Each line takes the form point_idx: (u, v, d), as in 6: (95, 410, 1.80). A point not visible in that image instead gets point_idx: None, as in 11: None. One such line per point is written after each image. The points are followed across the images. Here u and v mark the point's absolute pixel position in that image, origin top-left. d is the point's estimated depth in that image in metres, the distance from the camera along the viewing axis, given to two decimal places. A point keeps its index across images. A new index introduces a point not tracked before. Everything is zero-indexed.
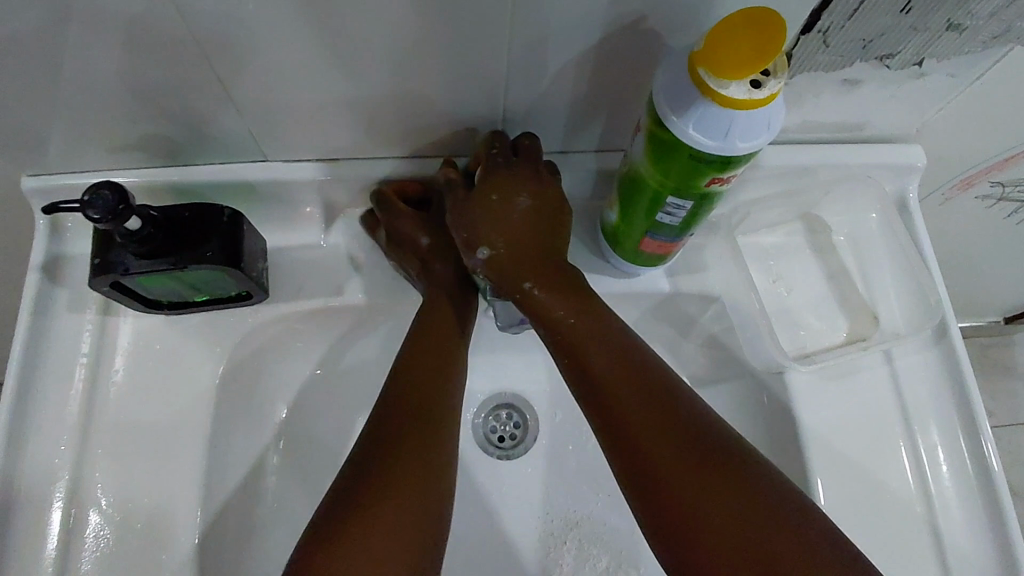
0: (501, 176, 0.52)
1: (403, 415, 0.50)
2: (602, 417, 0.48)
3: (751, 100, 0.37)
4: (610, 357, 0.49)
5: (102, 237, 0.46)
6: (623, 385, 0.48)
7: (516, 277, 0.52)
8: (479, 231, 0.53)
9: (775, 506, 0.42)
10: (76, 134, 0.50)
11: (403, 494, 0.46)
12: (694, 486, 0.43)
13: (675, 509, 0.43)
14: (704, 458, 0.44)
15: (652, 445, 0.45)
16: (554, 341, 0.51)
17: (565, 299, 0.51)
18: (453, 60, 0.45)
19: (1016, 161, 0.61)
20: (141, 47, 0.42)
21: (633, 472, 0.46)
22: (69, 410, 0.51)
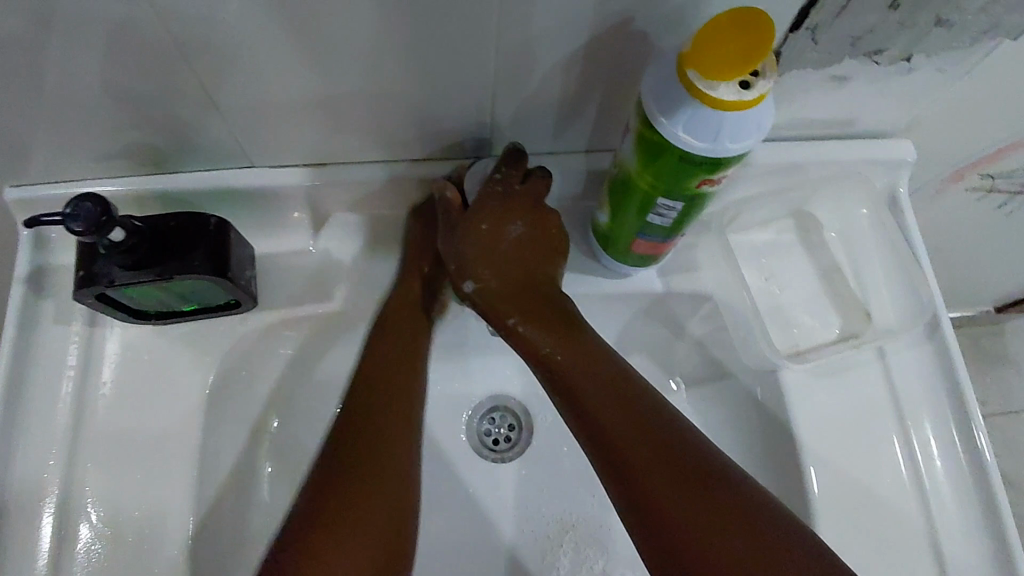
0: (493, 203, 0.53)
1: (360, 434, 0.51)
2: (593, 447, 0.49)
3: (740, 101, 0.37)
4: (598, 387, 0.49)
5: (85, 249, 0.46)
6: (619, 420, 0.48)
7: (504, 311, 0.53)
8: (469, 258, 0.54)
9: (765, 528, 0.42)
10: (57, 144, 0.49)
11: (368, 511, 0.48)
12: (685, 516, 0.43)
13: (677, 543, 0.43)
14: (703, 491, 0.44)
15: (650, 480, 0.45)
16: (542, 373, 0.52)
17: (556, 333, 0.52)
18: (440, 62, 0.45)
19: (1006, 153, 0.61)
20: (122, 54, 0.42)
21: (634, 507, 0.46)
22: (57, 423, 0.50)
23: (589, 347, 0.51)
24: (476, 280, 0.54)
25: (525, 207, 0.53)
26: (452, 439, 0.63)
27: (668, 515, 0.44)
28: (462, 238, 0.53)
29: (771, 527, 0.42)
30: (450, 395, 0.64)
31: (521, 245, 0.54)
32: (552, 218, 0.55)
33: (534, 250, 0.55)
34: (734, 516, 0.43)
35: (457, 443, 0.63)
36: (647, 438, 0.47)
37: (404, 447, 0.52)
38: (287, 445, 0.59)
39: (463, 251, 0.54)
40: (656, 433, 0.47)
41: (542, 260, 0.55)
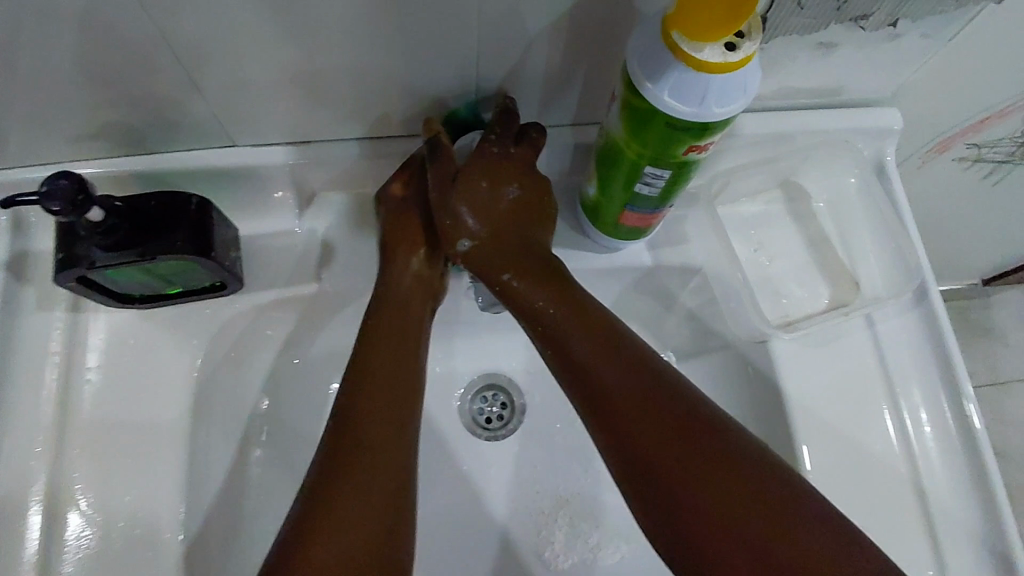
0: (491, 161, 0.52)
1: (354, 427, 0.48)
2: (587, 402, 0.49)
3: (725, 63, 0.36)
4: (592, 342, 0.49)
5: (63, 230, 0.45)
6: (620, 385, 0.47)
7: (495, 268, 0.53)
8: (466, 214, 0.52)
9: (761, 481, 0.43)
10: (32, 125, 0.48)
11: (365, 498, 0.45)
12: (681, 470, 0.44)
13: (676, 509, 0.44)
14: (701, 448, 0.44)
15: (649, 443, 0.45)
16: (534, 329, 0.52)
17: (554, 297, 0.51)
18: (421, 33, 0.44)
19: (991, 121, 0.61)
20: (93, 29, 0.40)
21: (633, 470, 0.46)
22: (43, 410, 0.50)
23: (582, 303, 0.51)
24: (471, 238, 0.53)
25: (523, 170, 0.53)
26: (445, 418, 0.63)
27: (667, 482, 0.44)
28: (460, 195, 0.52)
29: (767, 480, 0.43)
30: (442, 374, 0.64)
31: (518, 208, 0.53)
32: (546, 183, 0.55)
33: (529, 213, 0.54)
34: (735, 483, 0.43)
35: (449, 422, 0.63)
36: (643, 392, 0.47)
37: (399, 444, 0.48)
38: (277, 427, 0.58)
39: (461, 209, 0.52)
40: (654, 393, 0.47)
41: (534, 224, 0.54)
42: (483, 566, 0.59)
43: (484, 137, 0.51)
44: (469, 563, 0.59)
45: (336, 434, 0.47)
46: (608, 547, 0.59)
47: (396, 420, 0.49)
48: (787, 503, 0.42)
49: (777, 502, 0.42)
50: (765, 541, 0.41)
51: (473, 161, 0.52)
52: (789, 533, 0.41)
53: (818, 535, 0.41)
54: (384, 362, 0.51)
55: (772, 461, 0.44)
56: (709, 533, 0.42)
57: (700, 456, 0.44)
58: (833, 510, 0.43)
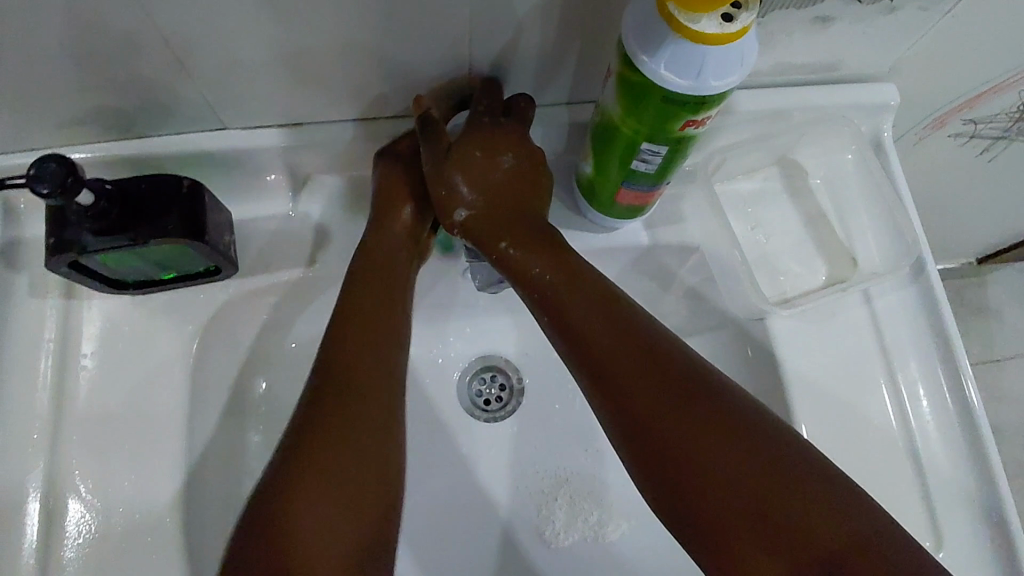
0: (484, 132, 0.51)
1: (328, 429, 0.46)
2: (586, 369, 0.49)
3: (723, 34, 0.36)
4: (589, 308, 0.49)
5: (54, 214, 0.44)
6: (624, 359, 0.47)
7: (492, 236, 0.52)
8: (461, 184, 0.53)
9: (763, 444, 0.43)
10: (19, 110, 0.47)
11: (337, 480, 0.44)
12: (682, 434, 0.44)
13: (678, 484, 0.44)
14: (701, 411, 0.44)
15: (649, 409, 0.45)
16: (531, 297, 0.51)
17: (550, 264, 0.51)
18: (413, 11, 0.43)
19: (987, 96, 0.61)
20: (76, 11, 0.40)
21: (633, 436, 0.46)
22: (38, 399, 0.49)
23: (578, 270, 0.50)
24: (467, 208, 0.53)
25: (516, 138, 0.52)
26: (444, 401, 0.63)
27: (670, 447, 0.44)
28: (454, 166, 0.52)
29: (770, 444, 0.43)
30: (439, 356, 0.64)
31: (513, 178, 0.53)
32: (539, 151, 0.54)
33: (525, 181, 0.53)
34: (737, 447, 0.43)
35: (447, 403, 0.63)
36: (642, 357, 0.47)
37: (371, 430, 0.47)
38: (275, 411, 0.58)
39: (456, 180, 0.52)
40: (652, 358, 0.47)
41: (529, 192, 0.53)
42: (483, 546, 0.59)
43: (473, 109, 0.51)
44: (470, 544, 0.59)
45: (310, 413, 0.47)
46: (608, 525, 0.59)
47: (374, 397, 0.48)
48: (790, 466, 0.42)
49: (781, 464, 0.42)
50: (770, 518, 0.41)
51: (466, 132, 0.52)
52: (796, 511, 0.41)
53: (826, 512, 0.41)
54: (358, 329, 0.50)
55: (783, 438, 0.43)
56: (712, 508, 0.42)
57: (708, 432, 0.43)
58: (836, 473, 0.43)
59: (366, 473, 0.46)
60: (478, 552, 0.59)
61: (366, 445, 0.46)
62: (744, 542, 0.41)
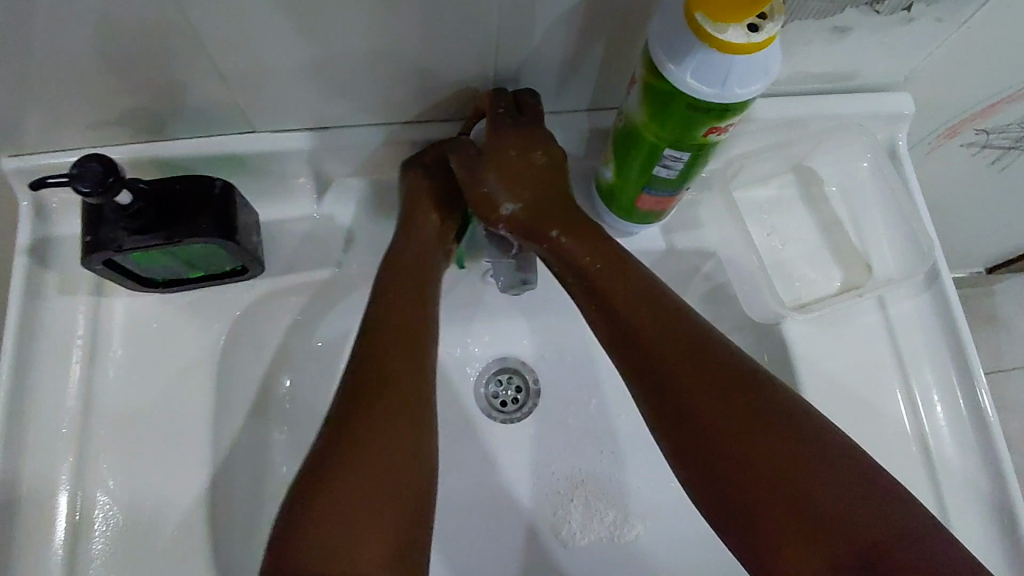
0: (510, 133, 0.50)
1: (351, 417, 0.47)
2: (632, 360, 0.50)
3: (750, 44, 0.37)
4: (637, 303, 0.50)
5: (91, 213, 0.45)
6: (671, 347, 0.48)
7: (542, 227, 0.52)
8: (499, 186, 0.53)
9: (809, 443, 0.44)
10: (54, 110, 0.48)
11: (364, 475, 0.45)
12: (727, 428, 0.45)
13: (712, 466, 0.45)
14: (748, 406, 0.45)
15: (696, 402, 0.46)
16: (579, 288, 0.53)
17: (599, 256, 0.52)
18: (442, 18, 0.44)
19: (1000, 106, 0.62)
20: (116, 15, 0.41)
21: (677, 428, 0.47)
22: (69, 394, 0.51)
23: (627, 265, 0.51)
24: (513, 202, 0.53)
25: (541, 135, 0.52)
26: (462, 402, 0.64)
27: (713, 442, 0.45)
28: (489, 166, 0.52)
29: (816, 444, 0.44)
30: (457, 357, 0.64)
31: (548, 175, 0.53)
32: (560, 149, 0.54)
33: (558, 176, 0.53)
34: (782, 444, 0.44)
35: (464, 404, 0.64)
36: (690, 353, 0.47)
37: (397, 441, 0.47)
38: (296, 410, 0.59)
39: (491, 179, 0.53)
40: (700, 354, 0.47)
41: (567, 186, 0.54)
42: (500, 545, 0.60)
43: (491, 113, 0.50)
44: (487, 543, 0.60)
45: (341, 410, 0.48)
46: (623, 526, 0.60)
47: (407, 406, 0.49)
48: (837, 468, 0.43)
49: (827, 465, 0.43)
50: (799, 511, 0.42)
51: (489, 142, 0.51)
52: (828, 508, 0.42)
53: (861, 515, 0.41)
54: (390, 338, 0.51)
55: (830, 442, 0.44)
56: (742, 493, 0.44)
57: (751, 420, 0.45)
58: (885, 474, 0.43)
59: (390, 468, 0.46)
60: (494, 552, 0.59)
61: (393, 445, 0.47)
62: (769, 529, 0.43)
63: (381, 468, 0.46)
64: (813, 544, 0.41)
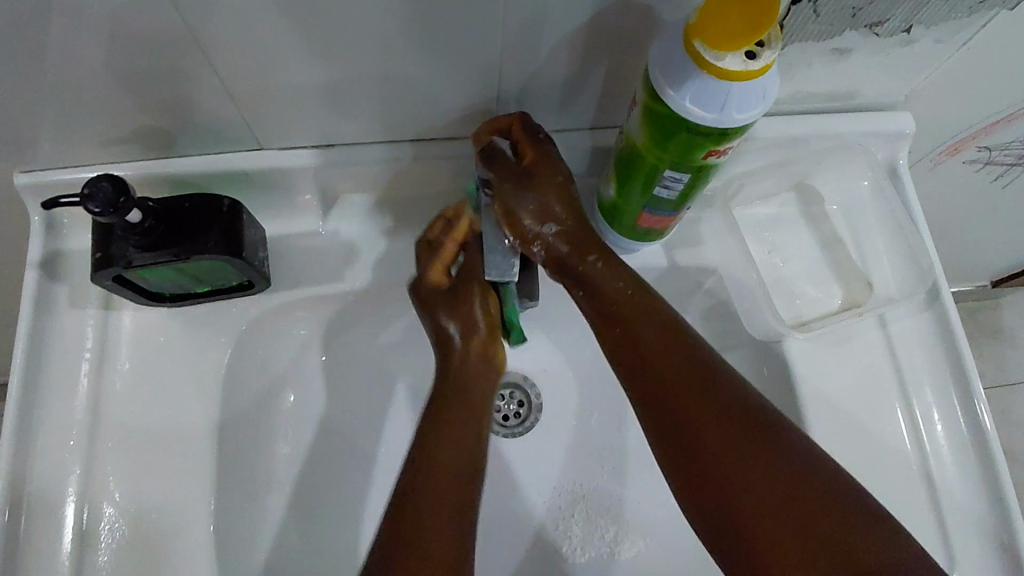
0: (550, 154, 0.51)
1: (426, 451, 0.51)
2: (649, 395, 0.51)
3: (747, 72, 0.38)
4: (657, 334, 0.51)
5: (101, 231, 0.46)
6: (686, 378, 0.49)
7: (578, 249, 0.53)
8: (543, 207, 0.52)
9: (819, 470, 0.45)
10: (67, 128, 0.49)
11: (437, 501, 0.49)
12: (745, 459, 0.46)
13: (718, 493, 0.46)
14: (763, 433, 0.46)
15: (711, 432, 0.47)
16: (601, 315, 0.53)
17: (626, 284, 0.53)
18: (446, 40, 0.45)
19: (1002, 124, 0.62)
20: (129, 36, 0.42)
21: (692, 460, 0.48)
22: (77, 407, 0.51)
23: (649, 294, 0.53)
24: (556, 223, 0.53)
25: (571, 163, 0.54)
26: None
27: (732, 473, 0.46)
28: (531, 185, 0.51)
29: (828, 473, 0.44)
30: None
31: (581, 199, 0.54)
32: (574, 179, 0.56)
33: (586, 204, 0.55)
34: (796, 473, 0.44)
35: None
36: (704, 385, 0.48)
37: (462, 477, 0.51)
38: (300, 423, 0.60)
39: (532, 198, 0.51)
40: (715, 386, 0.48)
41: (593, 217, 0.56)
42: (501, 559, 0.60)
43: (534, 134, 0.51)
44: (489, 557, 0.60)
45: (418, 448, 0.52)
46: (624, 541, 0.60)
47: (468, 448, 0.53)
48: (847, 497, 0.43)
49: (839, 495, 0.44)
50: (802, 543, 0.42)
51: (531, 158, 0.51)
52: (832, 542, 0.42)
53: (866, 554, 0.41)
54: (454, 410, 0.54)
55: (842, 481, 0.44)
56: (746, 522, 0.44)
57: (764, 448, 0.46)
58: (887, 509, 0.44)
59: (457, 499, 0.49)
60: (494, 566, 0.60)
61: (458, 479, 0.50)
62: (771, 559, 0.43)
63: (444, 493, 0.49)
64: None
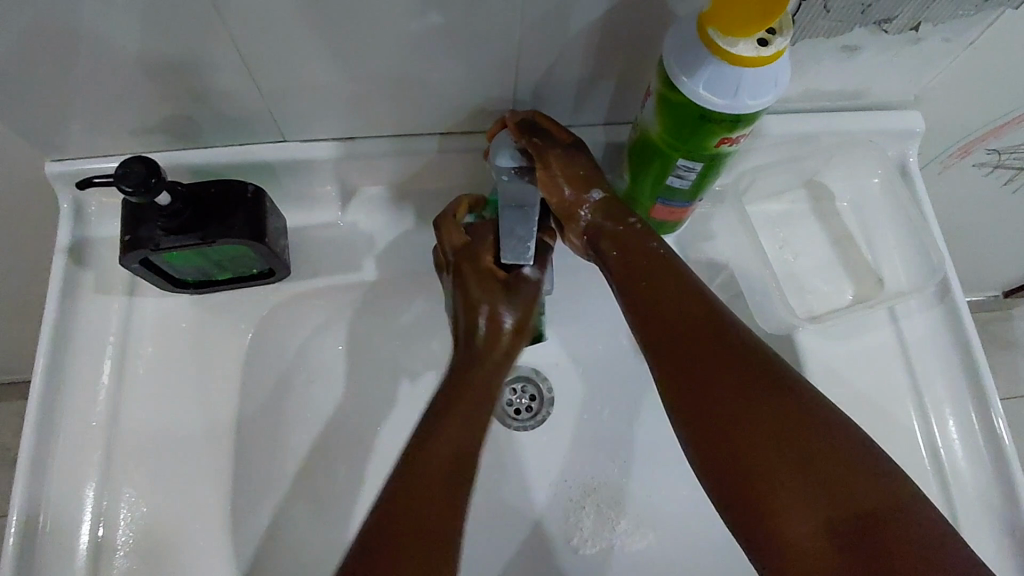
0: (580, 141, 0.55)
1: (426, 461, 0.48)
2: (671, 368, 0.50)
3: (759, 57, 0.39)
4: (687, 308, 0.51)
5: (131, 213, 0.48)
6: (713, 354, 0.49)
7: (619, 220, 0.54)
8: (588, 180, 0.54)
9: (845, 449, 0.44)
10: (98, 117, 0.51)
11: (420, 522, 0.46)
12: (772, 434, 0.46)
13: (729, 456, 0.46)
14: (790, 410, 0.46)
15: (737, 406, 0.47)
16: (630, 288, 0.53)
17: (658, 259, 0.53)
18: (466, 34, 0.46)
19: (1011, 127, 0.63)
20: (161, 27, 0.44)
21: (712, 430, 0.48)
22: (100, 389, 0.53)
23: (681, 272, 0.53)
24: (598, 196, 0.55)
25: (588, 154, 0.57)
26: None
27: (754, 446, 0.46)
28: (577, 158, 0.54)
29: (854, 452, 0.44)
30: None
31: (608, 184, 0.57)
32: None
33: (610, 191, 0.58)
34: (821, 451, 0.44)
35: None
36: (732, 362, 0.48)
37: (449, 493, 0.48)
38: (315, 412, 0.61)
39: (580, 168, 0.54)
40: (744, 363, 0.48)
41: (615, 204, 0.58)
42: (509, 548, 0.60)
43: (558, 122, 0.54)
44: (499, 547, 0.60)
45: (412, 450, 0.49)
46: (634, 534, 0.60)
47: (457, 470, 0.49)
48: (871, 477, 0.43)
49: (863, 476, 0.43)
50: (811, 504, 0.43)
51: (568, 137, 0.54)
52: (838, 509, 0.43)
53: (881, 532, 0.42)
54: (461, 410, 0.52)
55: (859, 453, 0.44)
56: (755, 484, 0.45)
57: (790, 426, 0.45)
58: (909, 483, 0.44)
59: (434, 515, 0.46)
60: (505, 557, 0.60)
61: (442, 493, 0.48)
62: (781, 526, 0.43)
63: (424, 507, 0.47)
64: (814, 539, 0.42)
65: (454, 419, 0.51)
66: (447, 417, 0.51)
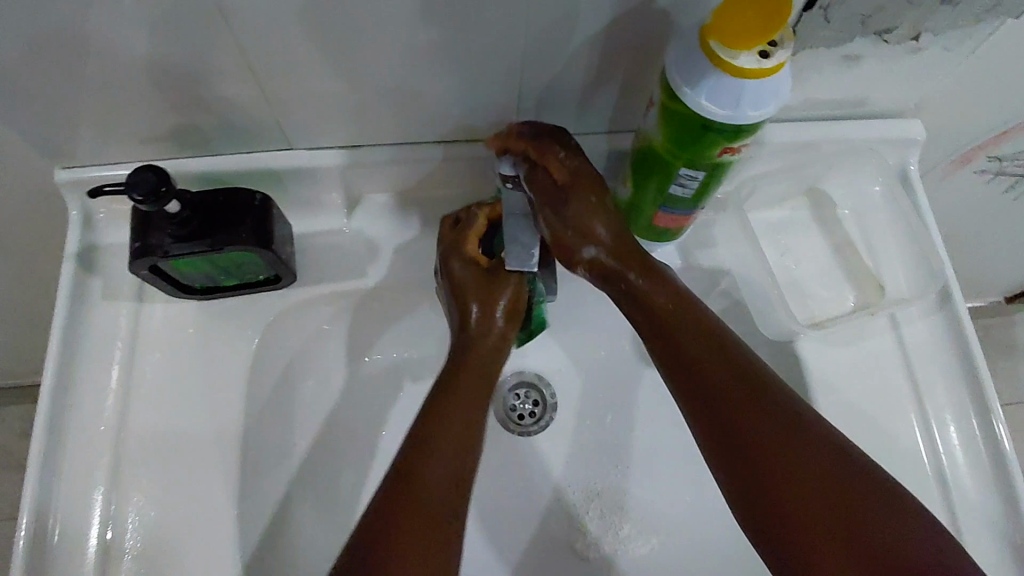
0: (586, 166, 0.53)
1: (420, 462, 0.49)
2: (692, 395, 0.50)
3: (760, 69, 0.39)
4: (703, 339, 0.50)
5: (140, 221, 0.48)
6: (734, 383, 0.49)
7: (622, 262, 0.53)
8: (583, 224, 0.53)
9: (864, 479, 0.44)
10: (107, 126, 0.51)
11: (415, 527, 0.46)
12: (793, 465, 0.45)
13: (762, 493, 0.46)
14: (811, 442, 0.46)
15: (760, 435, 0.47)
16: (645, 321, 0.53)
17: (669, 294, 0.52)
18: (471, 44, 0.47)
19: (1012, 134, 0.63)
20: (171, 38, 0.44)
21: (734, 458, 0.48)
22: (108, 394, 0.53)
23: (694, 304, 0.52)
24: (596, 245, 0.53)
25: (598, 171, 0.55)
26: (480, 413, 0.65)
27: (776, 476, 0.46)
28: (571, 200, 0.52)
29: (873, 485, 0.44)
30: None
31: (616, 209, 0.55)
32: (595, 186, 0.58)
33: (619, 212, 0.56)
34: (841, 483, 0.44)
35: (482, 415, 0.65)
36: (753, 391, 0.48)
37: (445, 500, 0.48)
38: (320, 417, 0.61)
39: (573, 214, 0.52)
40: (765, 393, 0.48)
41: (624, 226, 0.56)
42: (513, 552, 0.61)
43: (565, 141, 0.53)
44: (502, 552, 0.61)
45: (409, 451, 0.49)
46: (637, 539, 0.60)
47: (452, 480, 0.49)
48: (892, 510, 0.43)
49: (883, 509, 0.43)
50: (837, 537, 0.43)
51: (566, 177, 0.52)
52: (874, 544, 0.42)
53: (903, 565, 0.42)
54: (454, 419, 0.51)
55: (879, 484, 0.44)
56: (791, 522, 0.44)
57: (811, 458, 0.45)
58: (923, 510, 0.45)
59: (431, 518, 0.47)
60: (508, 561, 0.61)
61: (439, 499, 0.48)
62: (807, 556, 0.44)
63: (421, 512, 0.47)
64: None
65: (447, 427, 0.51)
66: (439, 423, 0.51)
